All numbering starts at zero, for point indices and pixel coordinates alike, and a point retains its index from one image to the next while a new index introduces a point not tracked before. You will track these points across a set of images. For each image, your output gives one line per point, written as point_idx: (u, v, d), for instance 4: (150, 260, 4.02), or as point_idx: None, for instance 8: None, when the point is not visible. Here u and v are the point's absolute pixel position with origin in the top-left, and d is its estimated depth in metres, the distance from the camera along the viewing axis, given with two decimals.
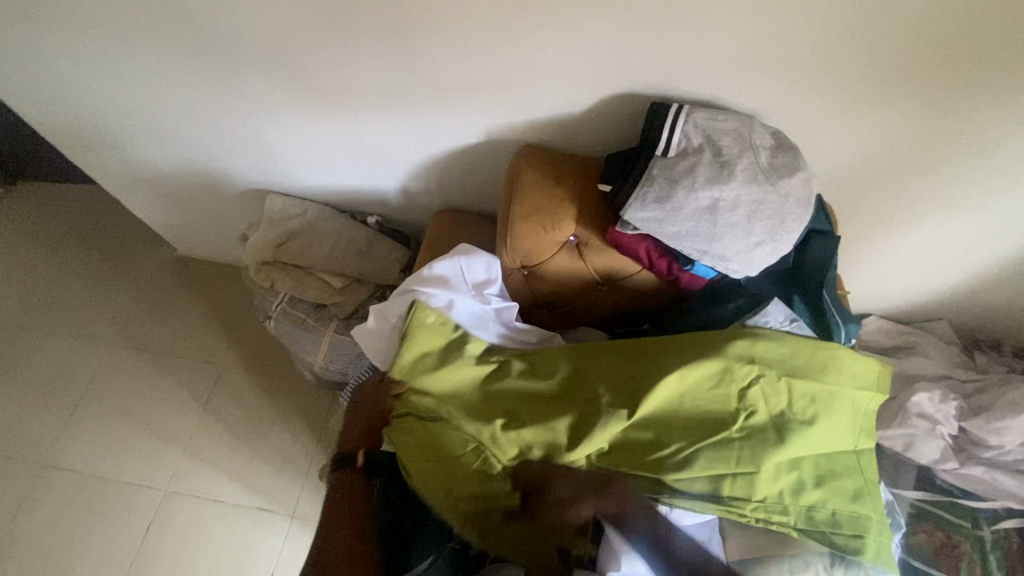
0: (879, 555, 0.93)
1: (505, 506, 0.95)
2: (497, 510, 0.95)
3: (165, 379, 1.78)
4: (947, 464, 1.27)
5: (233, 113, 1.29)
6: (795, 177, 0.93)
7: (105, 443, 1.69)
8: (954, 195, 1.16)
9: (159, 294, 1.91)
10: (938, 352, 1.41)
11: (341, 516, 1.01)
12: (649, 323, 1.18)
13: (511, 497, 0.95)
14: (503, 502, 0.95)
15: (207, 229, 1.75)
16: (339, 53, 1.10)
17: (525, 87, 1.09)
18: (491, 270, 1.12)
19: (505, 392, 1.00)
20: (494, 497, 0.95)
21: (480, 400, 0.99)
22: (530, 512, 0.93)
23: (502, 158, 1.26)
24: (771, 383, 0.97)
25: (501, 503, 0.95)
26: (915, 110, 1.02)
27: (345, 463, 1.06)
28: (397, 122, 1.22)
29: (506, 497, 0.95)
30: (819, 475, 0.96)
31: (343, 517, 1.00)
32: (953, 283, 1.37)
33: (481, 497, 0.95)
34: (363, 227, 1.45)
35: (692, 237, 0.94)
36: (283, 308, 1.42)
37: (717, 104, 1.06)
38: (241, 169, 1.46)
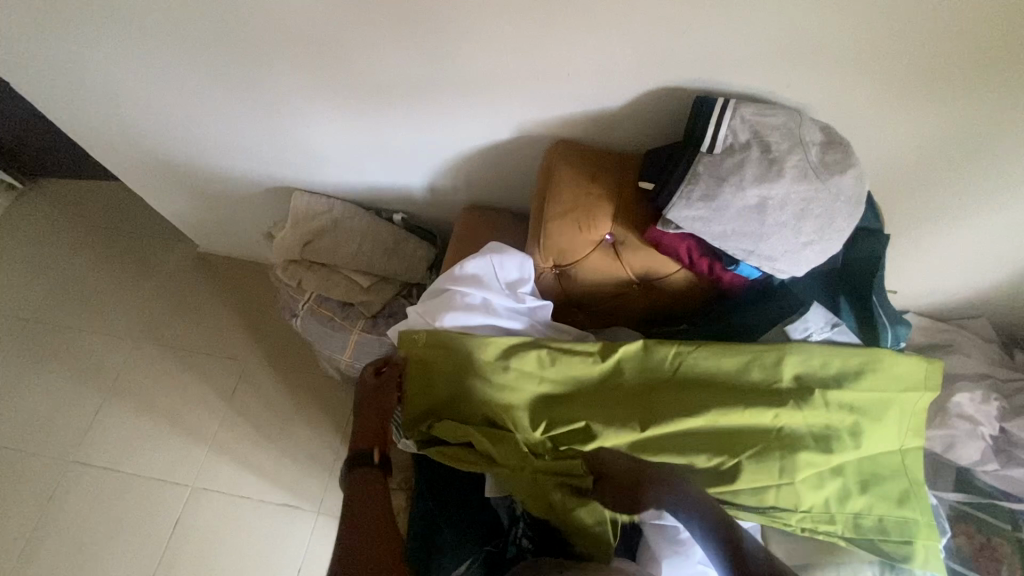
0: (927, 560, 0.91)
1: (577, 483, 0.89)
2: (569, 485, 0.90)
3: (190, 376, 1.78)
4: (988, 466, 1.23)
5: (259, 110, 1.28)
6: (846, 174, 0.90)
7: (133, 439, 1.70)
8: (1004, 192, 1.12)
9: (181, 290, 1.91)
10: (978, 351, 1.36)
11: (366, 505, 0.90)
12: (686, 323, 1.15)
13: (582, 476, 0.90)
14: (574, 479, 0.90)
15: (229, 226, 1.74)
16: (368, 48, 1.08)
17: (561, 82, 1.06)
18: (524, 269, 1.10)
19: (524, 390, 0.98)
20: (565, 471, 0.91)
21: (499, 406, 0.97)
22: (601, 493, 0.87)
23: (533, 154, 1.23)
24: (805, 397, 0.94)
25: (570, 481, 0.90)
26: (970, 104, 0.98)
27: (360, 458, 0.97)
28: (427, 118, 1.20)
29: (577, 476, 0.90)
30: (863, 480, 0.94)
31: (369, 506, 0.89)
32: (997, 281, 1.33)
33: (556, 470, 0.91)
34: (389, 225, 1.43)
35: (738, 236, 0.92)
36: (309, 306, 1.41)
37: (761, 98, 1.02)
38: (266, 167, 1.44)
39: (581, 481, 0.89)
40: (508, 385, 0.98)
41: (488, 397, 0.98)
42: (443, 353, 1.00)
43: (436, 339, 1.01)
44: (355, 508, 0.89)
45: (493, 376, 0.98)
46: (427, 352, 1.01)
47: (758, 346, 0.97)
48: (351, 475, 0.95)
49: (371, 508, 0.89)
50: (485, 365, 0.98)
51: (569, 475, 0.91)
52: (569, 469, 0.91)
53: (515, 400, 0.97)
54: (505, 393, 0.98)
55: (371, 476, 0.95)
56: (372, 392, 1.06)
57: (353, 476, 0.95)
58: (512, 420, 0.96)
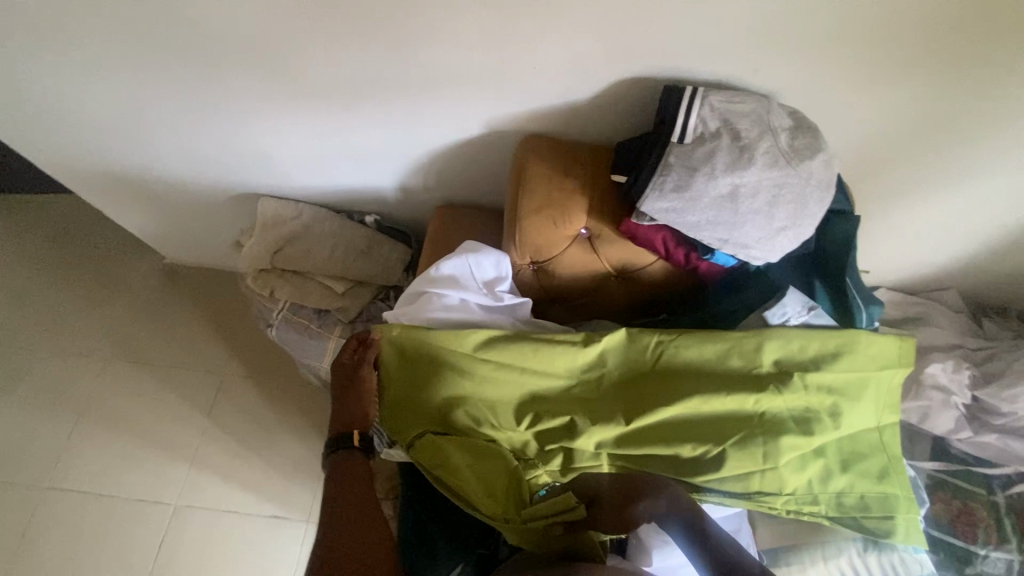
0: (909, 535, 0.93)
1: (571, 518, 0.84)
2: (561, 521, 0.84)
3: (166, 391, 1.73)
4: (962, 433, 1.27)
5: (218, 117, 1.23)
6: (816, 158, 0.90)
7: (110, 461, 1.64)
8: (969, 165, 1.13)
9: (151, 304, 1.84)
10: (949, 321, 1.39)
11: (348, 487, 0.88)
12: (665, 313, 1.15)
13: (575, 508, 0.84)
14: (568, 514, 0.84)
15: (197, 236, 1.68)
16: (328, 48, 1.04)
17: (529, 76, 1.04)
18: (500, 266, 1.09)
19: (510, 391, 0.97)
20: (558, 508, 0.84)
21: (485, 410, 0.95)
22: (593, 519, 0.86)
23: (505, 150, 1.21)
24: (785, 381, 0.95)
25: (560, 515, 0.84)
26: (931, 82, 0.99)
27: (341, 441, 0.93)
28: (394, 117, 1.17)
29: (567, 510, 0.84)
30: (843, 460, 0.95)
31: (346, 497, 0.87)
32: (966, 254, 1.35)
33: (543, 512, 0.85)
34: (361, 227, 1.40)
35: (713, 226, 0.92)
36: (284, 315, 1.38)
37: (729, 85, 1.02)
38: (229, 174, 1.39)
39: (574, 515, 0.83)
40: (493, 388, 0.96)
41: (474, 402, 0.95)
42: (425, 359, 0.97)
43: (418, 340, 0.98)
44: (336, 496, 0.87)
45: (477, 378, 0.96)
46: (409, 360, 0.98)
47: (737, 333, 0.98)
48: (332, 458, 0.92)
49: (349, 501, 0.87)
50: (468, 367, 0.96)
51: (561, 510, 0.84)
52: (559, 506, 0.84)
53: (499, 399, 0.96)
54: (490, 396, 0.96)
55: (352, 462, 0.92)
56: (348, 375, 0.98)
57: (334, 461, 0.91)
58: (496, 423, 0.94)
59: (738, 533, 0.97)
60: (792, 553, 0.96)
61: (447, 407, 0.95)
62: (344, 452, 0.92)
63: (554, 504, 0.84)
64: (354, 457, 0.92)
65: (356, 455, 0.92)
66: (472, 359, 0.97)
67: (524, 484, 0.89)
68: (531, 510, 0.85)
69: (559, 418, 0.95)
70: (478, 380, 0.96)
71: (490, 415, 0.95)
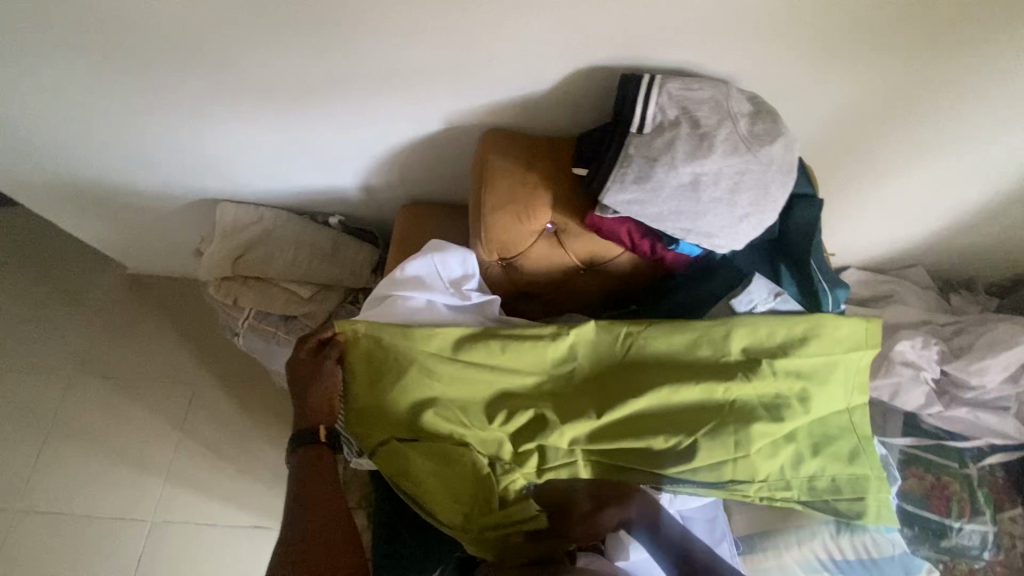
0: (880, 515, 0.94)
1: (531, 527, 0.86)
2: (520, 531, 0.87)
3: (136, 406, 1.68)
4: (933, 408, 1.28)
5: (167, 121, 1.18)
6: (776, 143, 0.90)
7: (80, 481, 1.60)
8: (929, 143, 1.14)
9: (115, 316, 1.78)
10: (916, 298, 1.41)
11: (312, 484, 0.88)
12: (635, 304, 1.14)
13: (537, 518, 0.87)
14: (528, 523, 0.86)
15: (157, 245, 1.62)
16: (274, 46, 1.01)
17: (485, 68, 1.01)
18: (467, 263, 1.06)
19: (480, 388, 0.94)
20: (518, 518, 0.87)
21: (456, 411, 0.92)
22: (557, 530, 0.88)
23: (466, 146, 1.18)
24: (753, 369, 0.95)
25: (519, 525, 0.87)
26: (887, 61, 0.99)
27: (305, 437, 0.91)
28: (351, 115, 1.13)
29: (527, 520, 0.87)
30: (815, 443, 0.96)
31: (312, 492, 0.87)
32: (931, 231, 1.36)
33: (501, 522, 0.87)
34: (325, 229, 1.36)
35: (676, 216, 0.91)
36: (249, 323, 1.35)
37: (687, 72, 1.00)
38: (185, 179, 1.34)
39: (536, 524, 0.86)
40: (462, 388, 0.94)
41: (444, 401, 0.93)
42: (388, 360, 0.94)
43: (381, 338, 0.94)
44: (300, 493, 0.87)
45: (443, 379, 0.93)
46: (372, 362, 0.95)
47: (706, 322, 0.97)
48: (296, 454, 0.90)
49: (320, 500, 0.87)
50: (436, 367, 0.93)
51: (522, 520, 0.87)
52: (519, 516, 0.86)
53: (469, 397, 0.94)
54: (459, 396, 0.94)
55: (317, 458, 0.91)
56: (308, 370, 0.94)
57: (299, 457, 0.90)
58: (467, 425, 0.92)
59: (715, 521, 0.96)
60: (768, 538, 0.97)
61: (416, 411, 0.92)
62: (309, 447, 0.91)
63: (515, 513, 0.87)
64: (321, 452, 0.91)
65: (324, 451, 0.91)
66: (441, 357, 0.94)
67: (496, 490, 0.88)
68: (493, 521, 0.87)
69: (528, 415, 0.93)
70: (446, 379, 0.93)
71: (460, 415, 0.92)
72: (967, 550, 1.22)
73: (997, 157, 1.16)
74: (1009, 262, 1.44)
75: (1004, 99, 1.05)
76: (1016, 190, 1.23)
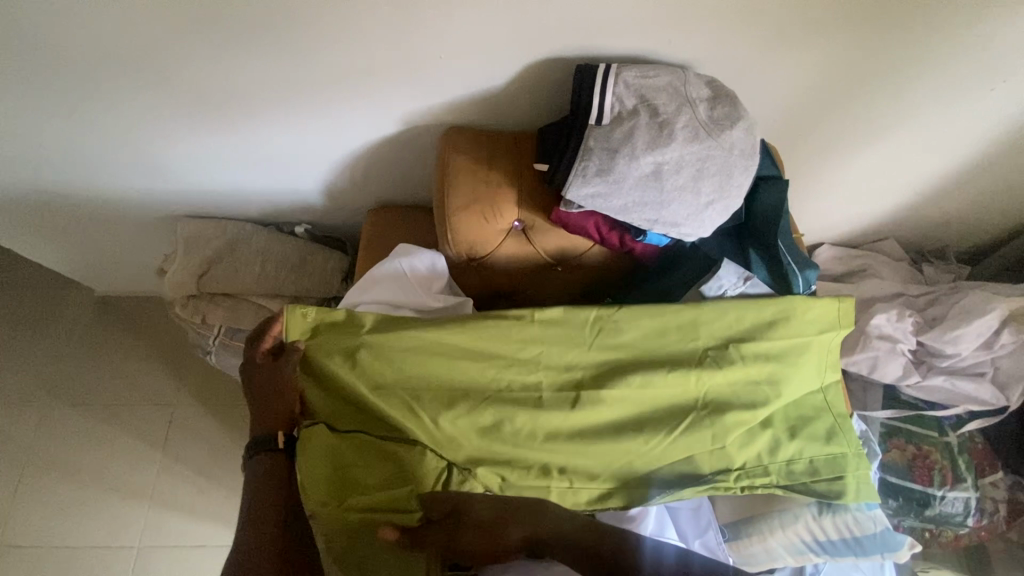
0: (859, 493, 0.94)
1: (400, 520, 0.82)
2: (391, 522, 0.82)
3: (111, 432, 1.63)
4: (911, 379, 1.28)
5: (117, 137, 1.14)
6: (736, 127, 0.89)
7: (60, 512, 1.55)
8: (891, 117, 1.14)
9: (82, 339, 1.72)
10: (890, 271, 1.41)
11: (270, 494, 0.81)
12: (611, 296, 1.12)
13: (410, 513, 0.83)
14: (398, 516, 0.82)
15: (121, 265, 1.57)
16: (217, 54, 0.97)
17: (440, 66, 0.99)
18: (436, 266, 1.04)
19: (439, 387, 0.90)
20: (388, 506, 0.83)
21: (412, 406, 0.88)
22: (427, 535, 0.80)
23: (427, 146, 1.15)
24: (720, 356, 0.95)
25: (396, 520, 0.82)
26: (846, 36, 0.98)
27: (262, 444, 0.85)
28: (306, 121, 1.10)
29: (404, 512, 0.83)
30: (791, 427, 0.96)
31: (269, 492, 0.81)
32: (901, 203, 1.36)
33: (373, 507, 0.83)
34: (292, 239, 1.33)
35: (640, 207, 0.89)
36: (220, 340, 1.32)
37: (643, 59, 0.98)
38: (142, 196, 1.29)
39: (407, 518, 0.82)
40: (418, 385, 0.89)
41: (397, 391, 0.88)
42: (335, 343, 0.89)
43: (335, 321, 0.91)
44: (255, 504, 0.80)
45: (395, 377, 0.89)
46: (317, 347, 0.89)
47: (671, 309, 0.96)
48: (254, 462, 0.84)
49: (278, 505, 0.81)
50: (397, 359, 0.89)
51: (394, 510, 0.83)
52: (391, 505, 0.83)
53: (427, 390, 0.89)
54: (413, 390, 0.89)
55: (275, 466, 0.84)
56: (263, 373, 0.86)
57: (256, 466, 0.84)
58: (429, 418, 0.87)
59: (699, 511, 0.96)
60: (753, 524, 0.96)
61: (375, 403, 0.87)
62: (268, 453, 0.84)
63: (388, 501, 0.83)
64: (281, 456, 0.85)
65: (281, 456, 0.84)
66: (394, 346, 0.90)
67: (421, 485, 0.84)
68: (364, 514, 0.83)
69: (501, 417, 0.89)
70: (399, 373, 0.89)
71: (412, 410, 0.87)
72: (951, 517, 1.25)
73: (958, 126, 1.16)
74: (978, 230, 1.45)
75: (960, 67, 1.05)
76: (981, 158, 1.24)
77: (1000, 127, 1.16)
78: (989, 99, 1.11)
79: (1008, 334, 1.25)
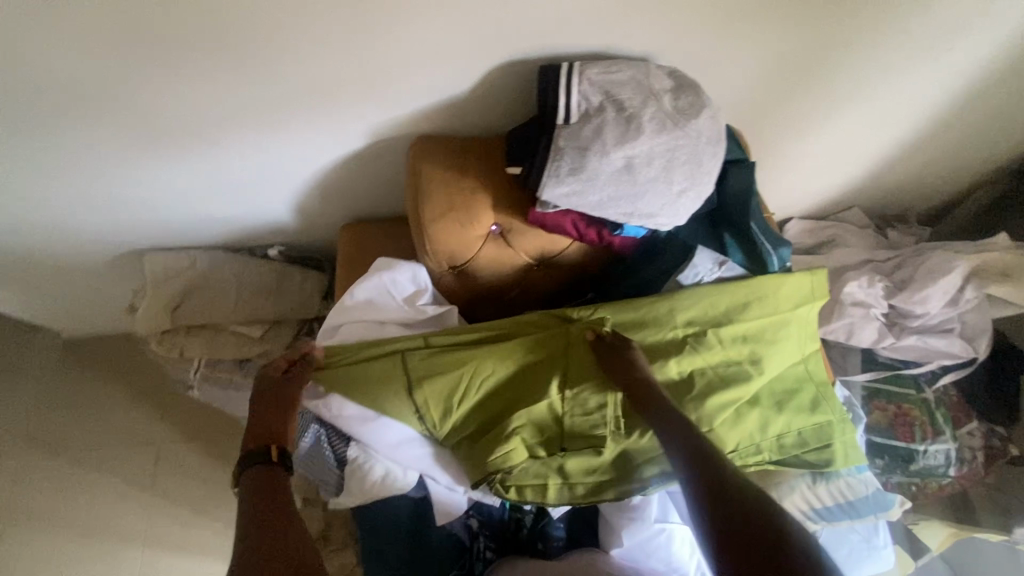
0: (847, 458, 0.99)
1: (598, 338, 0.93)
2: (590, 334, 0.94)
3: (97, 478, 1.57)
4: (886, 342, 1.32)
5: (70, 173, 1.08)
6: (701, 115, 0.90)
7: (48, 566, 1.49)
8: (848, 90, 1.17)
9: (52, 386, 1.64)
10: (857, 238, 1.46)
11: (266, 502, 0.73)
12: (593, 291, 1.13)
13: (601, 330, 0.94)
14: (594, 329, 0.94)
15: (88, 304, 1.50)
16: (174, 82, 0.94)
17: (405, 76, 0.98)
18: (418, 279, 1.04)
19: (438, 400, 0.90)
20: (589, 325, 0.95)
21: (423, 417, 0.90)
22: (604, 358, 0.91)
23: (396, 157, 1.14)
24: (700, 340, 0.97)
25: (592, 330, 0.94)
26: (798, 17, 1.01)
27: (257, 456, 0.78)
28: (272, 142, 1.07)
29: (596, 324, 0.95)
30: (777, 402, 0.99)
31: (266, 503, 0.73)
32: (863, 172, 1.40)
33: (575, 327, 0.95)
34: (266, 263, 1.31)
35: (616, 202, 0.90)
36: (202, 373, 1.31)
37: (604, 55, 0.99)
38: (103, 231, 1.23)
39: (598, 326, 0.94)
40: (425, 399, 0.89)
41: (395, 414, 0.89)
42: (342, 367, 0.91)
43: (333, 354, 0.92)
44: (250, 511, 0.72)
45: (383, 401, 0.89)
46: (322, 377, 0.90)
47: (649, 299, 0.98)
48: (246, 478, 0.77)
49: (271, 512, 0.72)
50: (390, 371, 0.90)
51: (592, 326, 0.95)
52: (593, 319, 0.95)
53: (429, 402, 0.90)
54: (419, 407, 0.90)
55: (269, 480, 0.76)
56: (272, 389, 0.86)
57: (249, 480, 0.76)
58: (439, 427, 0.91)
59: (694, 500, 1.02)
60: None
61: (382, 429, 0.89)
62: (262, 468, 0.77)
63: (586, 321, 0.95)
64: (276, 472, 0.77)
65: (278, 470, 0.78)
66: (391, 363, 0.91)
67: (600, 324, 0.94)
68: (579, 327, 0.95)
69: (513, 437, 0.89)
70: (398, 392, 0.89)
71: (419, 420, 0.90)
72: (934, 469, 1.31)
73: (911, 94, 1.20)
74: (935, 191, 1.50)
75: (905, 40, 1.09)
76: (932, 124, 1.28)
77: (946, 93, 1.21)
78: (937, 66, 1.15)
79: (970, 289, 1.32)
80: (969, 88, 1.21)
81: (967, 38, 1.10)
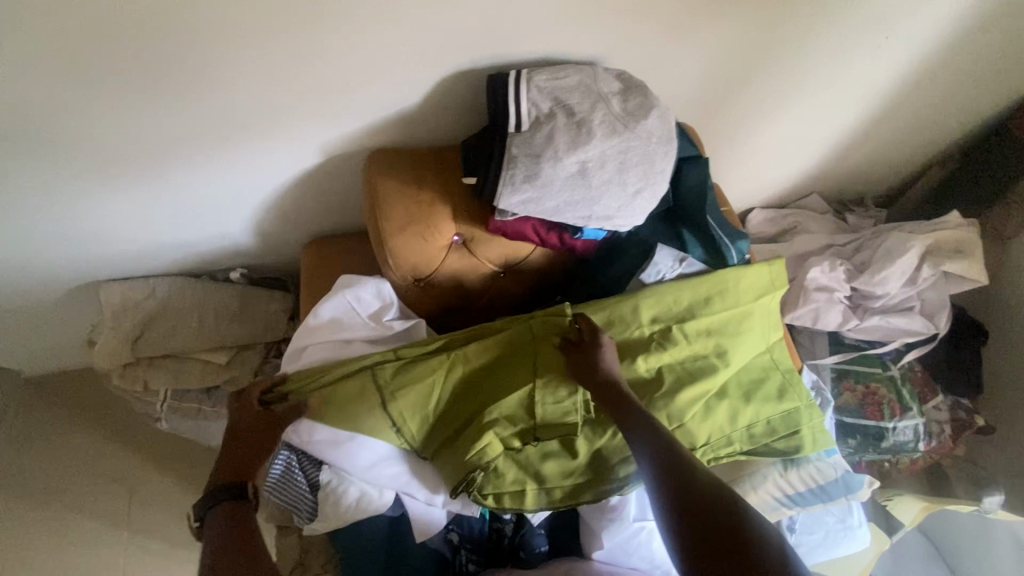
0: (814, 443, 1.01)
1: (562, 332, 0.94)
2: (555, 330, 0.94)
3: (67, 520, 1.51)
4: (851, 324, 1.35)
5: (12, 209, 1.04)
6: (650, 115, 0.91)
7: None
8: (795, 82, 1.20)
9: (13, 428, 1.57)
10: (818, 224, 1.49)
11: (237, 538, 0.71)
12: (561, 294, 1.13)
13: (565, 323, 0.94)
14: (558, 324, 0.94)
15: (47, 340, 1.45)
16: (113, 109, 0.91)
17: (354, 91, 0.96)
18: (383, 292, 1.03)
19: (411, 415, 0.89)
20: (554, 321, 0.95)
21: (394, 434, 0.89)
22: (572, 350, 0.91)
23: (353, 172, 1.13)
24: (667, 337, 0.98)
25: (556, 324, 0.95)
26: (739, 14, 1.03)
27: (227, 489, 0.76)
28: (224, 164, 1.05)
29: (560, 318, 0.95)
30: (745, 393, 1.00)
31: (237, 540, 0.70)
32: (818, 160, 1.43)
33: (539, 322, 0.95)
34: (228, 288, 1.28)
35: (572, 206, 0.91)
36: (169, 405, 1.27)
37: (552, 60, 1.00)
38: (52, 265, 1.19)
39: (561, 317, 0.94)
40: (397, 414, 0.89)
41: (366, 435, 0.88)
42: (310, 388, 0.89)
43: (302, 376, 0.90)
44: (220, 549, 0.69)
45: (353, 422, 0.88)
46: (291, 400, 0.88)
47: (613, 299, 0.98)
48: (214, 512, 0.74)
49: (242, 549, 0.70)
50: (359, 390, 0.89)
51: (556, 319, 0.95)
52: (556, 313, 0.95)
53: (402, 418, 0.89)
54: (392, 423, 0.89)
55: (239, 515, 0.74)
56: (253, 419, 0.84)
57: (218, 514, 0.73)
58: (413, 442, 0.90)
59: None
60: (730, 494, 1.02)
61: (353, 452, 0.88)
62: (233, 500, 0.75)
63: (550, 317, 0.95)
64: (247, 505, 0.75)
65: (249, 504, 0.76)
66: (360, 380, 0.89)
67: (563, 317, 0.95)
68: (544, 319, 0.95)
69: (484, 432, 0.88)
70: (367, 411, 0.88)
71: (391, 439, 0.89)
72: (904, 445, 1.35)
73: (856, 83, 1.24)
74: (887, 174, 1.55)
75: (845, 30, 1.12)
76: (879, 109, 1.32)
77: (889, 79, 1.25)
78: (879, 53, 1.18)
79: (928, 268, 1.35)
80: (910, 74, 1.25)
81: (903, 26, 1.14)
